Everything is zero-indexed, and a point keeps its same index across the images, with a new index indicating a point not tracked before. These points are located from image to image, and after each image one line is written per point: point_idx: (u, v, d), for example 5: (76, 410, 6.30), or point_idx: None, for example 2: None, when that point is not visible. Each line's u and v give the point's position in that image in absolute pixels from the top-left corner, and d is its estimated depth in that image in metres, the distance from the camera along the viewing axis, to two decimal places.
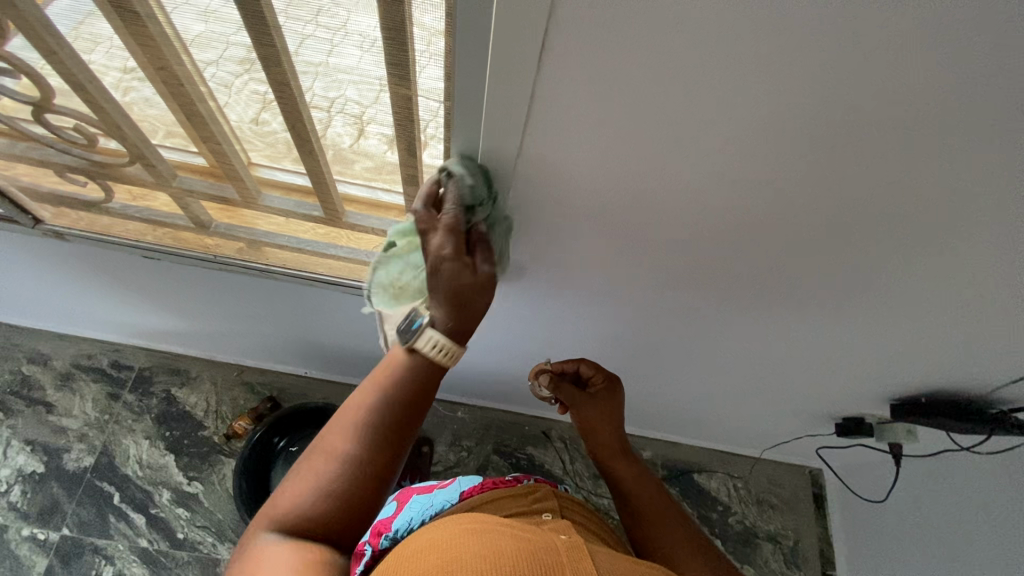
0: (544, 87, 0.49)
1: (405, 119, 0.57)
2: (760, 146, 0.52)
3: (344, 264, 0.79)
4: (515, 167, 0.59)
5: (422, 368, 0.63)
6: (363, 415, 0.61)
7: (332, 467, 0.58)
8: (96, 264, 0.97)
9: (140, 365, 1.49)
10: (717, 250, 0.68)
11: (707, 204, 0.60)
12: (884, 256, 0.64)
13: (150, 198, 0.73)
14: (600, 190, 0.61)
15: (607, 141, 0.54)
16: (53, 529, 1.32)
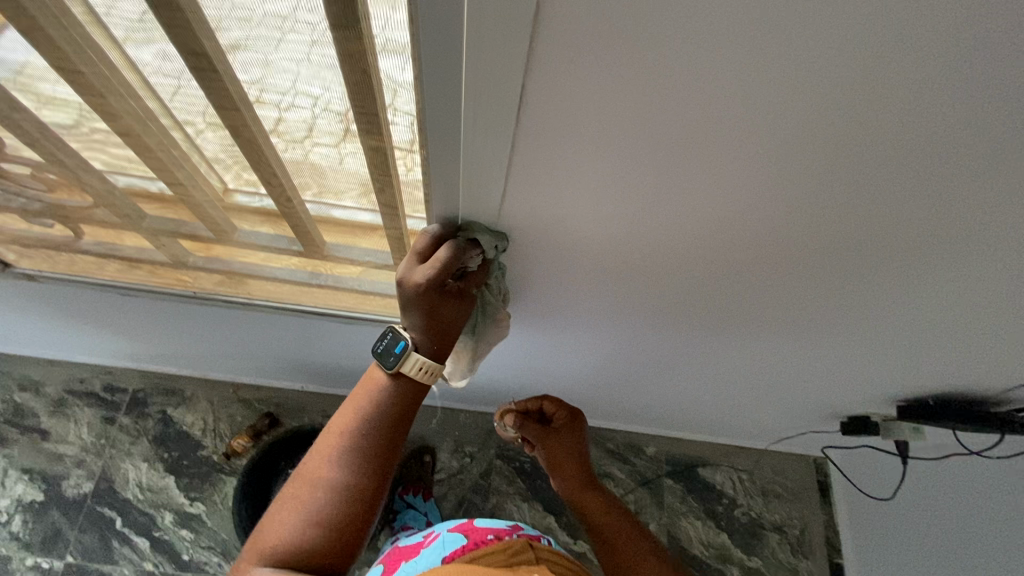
0: (528, 116, 0.46)
1: (378, 153, 0.52)
2: (759, 167, 0.49)
3: (329, 293, 0.77)
4: (502, 197, 0.56)
5: (405, 393, 0.68)
6: (344, 440, 0.66)
7: (318, 490, 0.62)
8: (76, 299, 0.94)
9: (133, 387, 1.46)
10: (716, 266, 0.66)
11: (704, 224, 0.58)
12: (890, 267, 0.61)
13: (119, 236, 0.69)
14: (591, 214, 0.58)
15: (598, 167, 0.51)
16: (57, 558, 1.31)
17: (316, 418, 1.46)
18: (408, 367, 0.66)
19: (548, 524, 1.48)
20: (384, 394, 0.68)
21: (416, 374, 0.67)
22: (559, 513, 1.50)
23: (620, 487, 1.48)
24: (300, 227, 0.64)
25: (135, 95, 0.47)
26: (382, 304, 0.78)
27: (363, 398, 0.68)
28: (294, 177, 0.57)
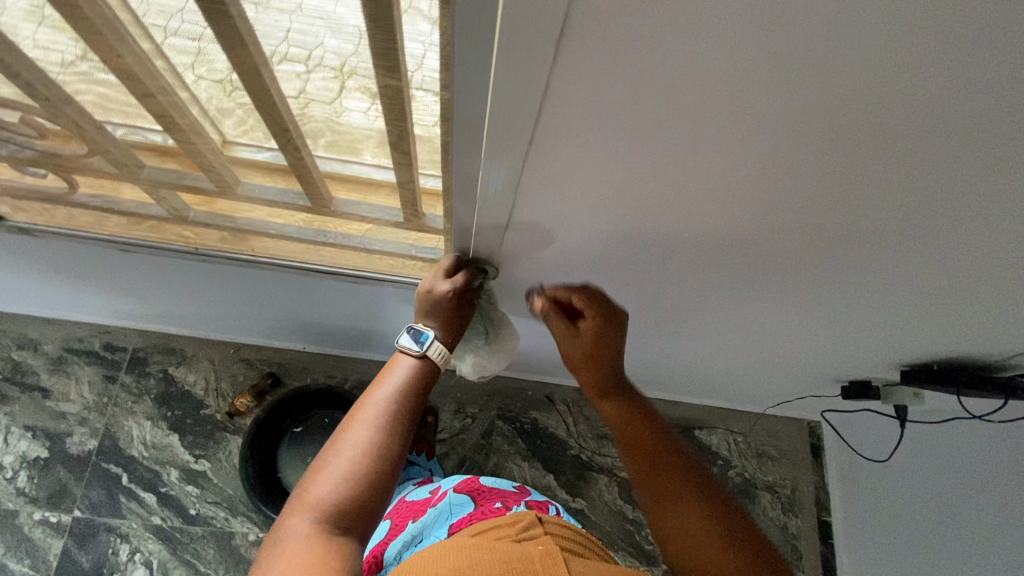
0: (561, 75, 0.41)
1: (395, 114, 0.48)
2: (807, 137, 0.45)
3: (336, 252, 0.76)
4: (525, 161, 0.51)
5: (431, 367, 0.70)
6: (380, 404, 0.65)
7: (355, 449, 0.61)
8: (73, 256, 0.91)
9: (133, 346, 1.45)
10: (740, 233, 0.63)
11: (734, 193, 0.55)
12: (917, 239, 0.60)
13: (117, 189, 0.66)
14: (619, 179, 0.54)
15: (633, 132, 0.46)
16: (65, 512, 1.33)
17: (319, 378, 1.46)
18: (433, 351, 0.70)
19: (547, 483, 1.52)
20: (414, 373, 0.69)
21: (438, 358, 0.70)
22: (558, 472, 1.54)
23: (619, 449, 1.57)
24: (308, 182, 0.60)
25: (131, 41, 0.43)
26: (389, 264, 0.78)
27: (390, 374, 0.69)
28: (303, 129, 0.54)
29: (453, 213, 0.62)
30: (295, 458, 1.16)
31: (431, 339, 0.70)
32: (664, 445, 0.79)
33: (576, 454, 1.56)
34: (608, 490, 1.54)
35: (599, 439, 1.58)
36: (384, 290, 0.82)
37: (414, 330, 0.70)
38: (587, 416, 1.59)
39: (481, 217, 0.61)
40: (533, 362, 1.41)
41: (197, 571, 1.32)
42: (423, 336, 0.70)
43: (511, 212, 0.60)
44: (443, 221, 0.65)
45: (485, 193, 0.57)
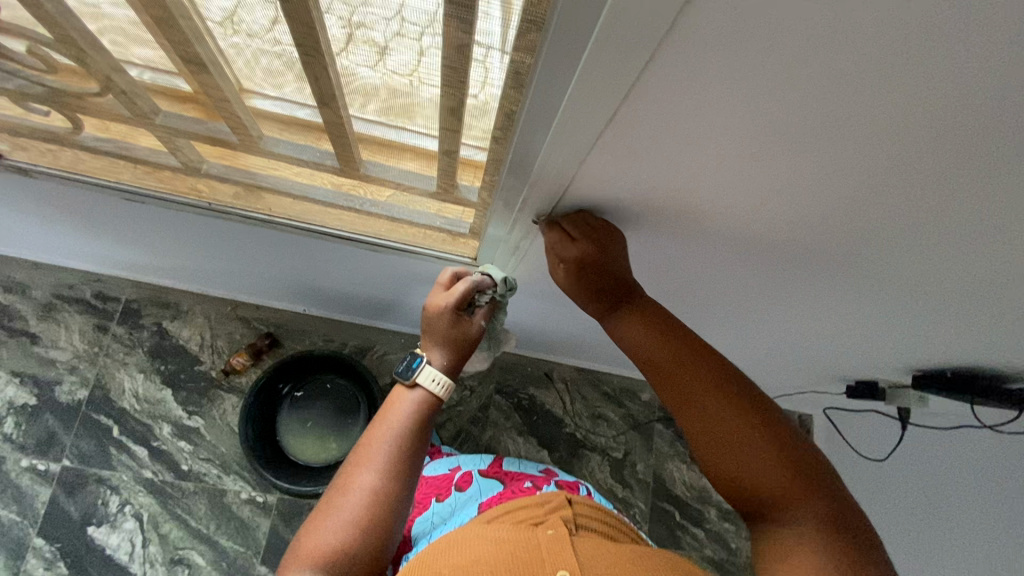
0: (666, 52, 0.36)
1: (455, 82, 0.44)
2: (906, 132, 0.43)
3: (356, 218, 0.72)
4: (594, 147, 0.47)
5: (425, 403, 0.65)
6: (386, 445, 0.61)
7: (356, 500, 0.58)
8: (73, 201, 0.86)
9: (126, 297, 1.41)
10: (792, 231, 0.60)
11: (805, 189, 0.52)
12: (968, 250, 0.58)
13: (131, 135, 0.61)
14: (690, 170, 0.50)
15: (723, 118, 0.42)
16: (53, 460, 1.31)
17: (318, 341, 1.44)
18: (423, 377, 0.65)
19: (541, 458, 1.53)
20: (418, 413, 0.64)
21: (432, 386, 0.65)
22: (552, 449, 1.54)
23: (613, 429, 1.58)
24: (341, 143, 0.56)
25: None
26: (411, 235, 0.74)
27: (396, 412, 0.64)
28: (344, 92, 0.48)
29: (495, 196, 0.59)
30: (295, 423, 1.17)
31: (424, 363, 0.66)
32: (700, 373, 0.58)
33: (571, 432, 1.57)
34: (599, 469, 1.55)
35: (594, 419, 1.59)
36: (404, 258, 0.79)
37: (408, 355, 0.67)
38: (584, 396, 1.59)
39: (525, 202, 0.58)
40: (538, 340, 1.40)
41: (187, 526, 1.32)
42: (416, 361, 0.66)
43: (562, 196, 0.57)
44: (485, 201, 0.62)
45: (538, 178, 0.53)
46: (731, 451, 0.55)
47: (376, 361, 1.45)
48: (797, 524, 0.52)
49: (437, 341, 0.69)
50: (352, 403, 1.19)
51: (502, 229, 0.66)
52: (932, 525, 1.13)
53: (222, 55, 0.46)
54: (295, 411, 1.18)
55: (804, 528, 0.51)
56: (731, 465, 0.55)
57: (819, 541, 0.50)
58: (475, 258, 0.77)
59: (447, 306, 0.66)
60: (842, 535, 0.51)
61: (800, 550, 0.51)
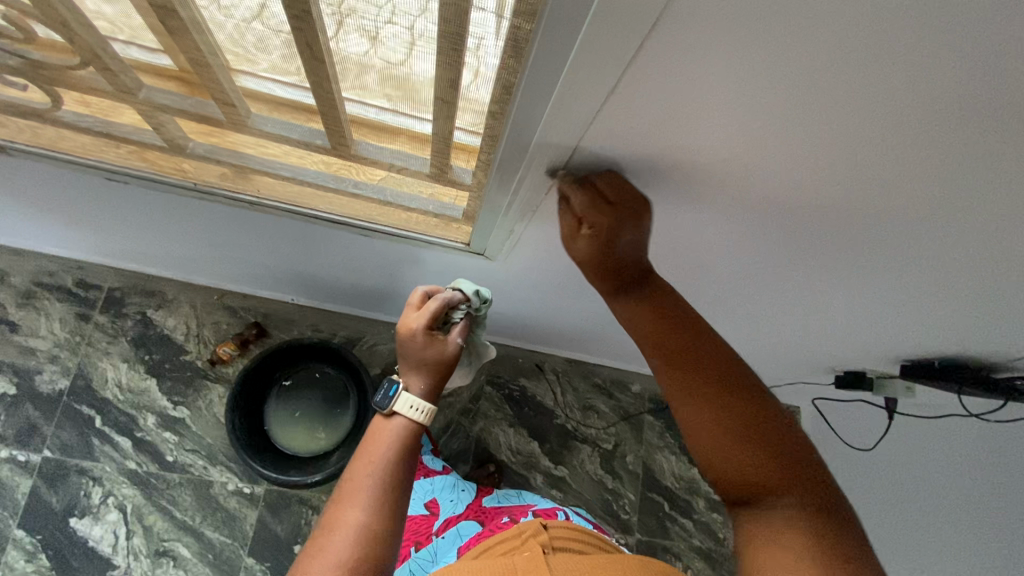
0: (672, 18, 0.35)
1: (451, 59, 0.43)
2: (909, 109, 0.42)
3: (347, 201, 0.71)
4: (596, 115, 0.45)
5: (406, 429, 0.64)
6: (371, 476, 0.60)
7: (344, 538, 0.55)
8: (52, 181, 0.84)
9: (109, 285, 1.37)
10: (790, 215, 0.60)
11: (804, 166, 0.51)
12: (956, 241, 0.59)
13: (114, 111, 0.59)
14: (692, 141, 0.49)
15: (729, 85, 0.41)
16: (34, 451, 1.28)
17: (306, 331, 1.42)
18: (401, 406, 0.64)
19: (531, 450, 1.53)
20: (400, 441, 0.63)
21: (411, 413, 0.64)
22: (543, 440, 1.55)
23: (603, 420, 1.59)
24: (332, 122, 0.54)
25: None
26: (403, 219, 0.73)
27: (378, 443, 0.63)
28: (335, 68, 0.46)
29: (489, 180, 0.58)
30: (283, 412, 1.16)
31: (401, 391, 0.65)
32: (690, 358, 0.59)
33: (562, 424, 1.57)
34: (590, 460, 1.55)
35: (585, 410, 1.59)
36: (395, 242, 0.77)
37: (385, 383, 0.66)
38: (575, 387, 1.59)
39: (520, 185, 0.58)
40: (530, 330, 1.39)
41: (173, 518, 1.30)
42: (392, 390, 0.65)
43: (560, 170, 0.55)
44: (478, 184, 0.61)
45: (538, 154, 0.51)
46: (722, 435, 0.55)
47: (366, 351, 1.43)
48: (783, 507, 0.52)
49: (413, 368, 0.68)
50: (342, 394, 1.18)
51: (496, 212, 0.65)
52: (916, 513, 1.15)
53: (209, 28, 0.44)
54: (283, 402, 1.16)
55: (791, 512, 0.52)
56: (723, 450, 0.55)
57: (807, 525, 0.51)
58: (468, 243, 0.76)
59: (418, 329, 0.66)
60: (827, 520, 0.51)
61: (786, 532, 0.51)
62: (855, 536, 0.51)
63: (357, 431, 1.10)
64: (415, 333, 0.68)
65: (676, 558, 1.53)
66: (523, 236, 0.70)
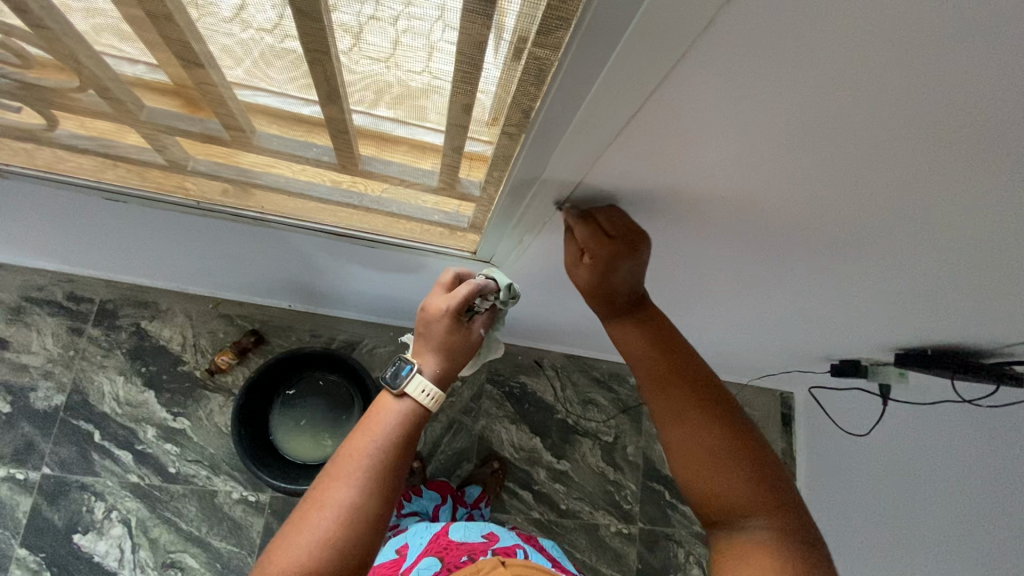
0: (688, 63, 0.36)
1: (466, 82, 0.43)
2: (920, 142, 0.42)
3: (352, 213, 0.70)
4: (615, 137, 0.45)
5: (411, 415, 0.62)
6: (369, 456, 0.57)
7: (330, 518, 0.54)
8: (45, 199, 0.82)
9: (101, 298, 1.35)
10: (793, 229, 0.61)
11: (810, 189, 0.52)
12: (953, 251, 0.61)
13: (113, 132, 0.58)
14: (704, 166, 0.49)
15: (747, 117, 0.41)
16: (32, 469, 1.27)
17: (305, 337, 1.41)
18: (413, 389, 0.62)
19: (534, 445, 1.55)
20: (404, 423, 0.61)
21: (422, 398, 0.62)
22: (544, 435, 1.57)
23: (603, 413, 1.60)
24: (342, 139, 0.54)
25: None
26: (409, 230, 0.73)
27: (381, 423, 0.61)
28: (348, 90, 0.46)
29: (500, 198, 0.59)
30: (287, 420, 1.15)
31: (414, 372, 0.63)
32: (683, 386, 0.64)
33: (563, 418, 1.59)
34: (591, 453, 1.58)
35: (584, 404, 1.60)
36: (402, 252, 0.77)
37: (397, 361, 0.64)
38: (574, 381, 1.60)
39: (530, 201, 0.58)
40: (530, 329, 1.40)
41: (178, 529, 1.30)
42: (406, 369, 0.63)
43: (572, 187, 0.55)
44: (488, 199, 0.62)
45: (552, 170, 0.51)
46: (706, 459, 0.60)
47: (366, 355, 1.43)
48: (755, 529, 0.57)
49: (430, 350, 0.67)
50: (346, 398, 1.18)
51: (506, 223, 0.65)
52: (908, 498, 1.19)
53: (216, 53, 0.43)
54: (287, 411, 1.16)
55: (763, 534, 0.56)
56: (706, 473, 0.60)
57: (776, 547, 0.55)
58: (475, 252, 0.76)
59: (449, 312, 0.65)
60: (796, 545, 0.55)
61: (757, 552, 0.55)
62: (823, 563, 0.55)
63: None
64: (444, 313, 0.68)
65: (678, 545, 1.57)
66: (530, 245, 0.71)
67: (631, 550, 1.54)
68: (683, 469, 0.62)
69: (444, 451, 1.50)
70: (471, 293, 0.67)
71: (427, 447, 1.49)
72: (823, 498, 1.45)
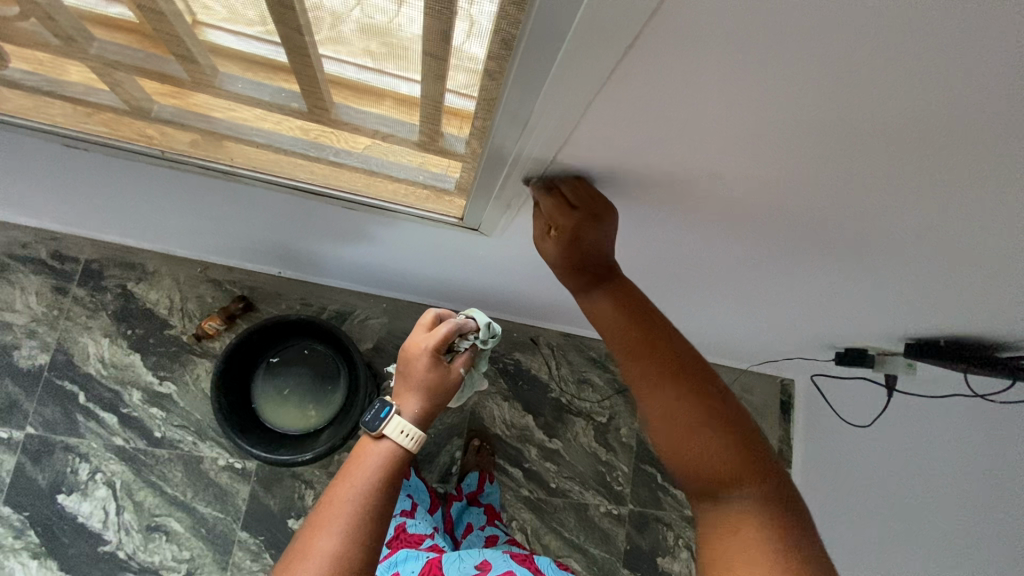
0: (677, 3, 0.32)
1: (440, 14, 0.38)
2: (949, 103, 0.37)
3: (330, 169, 0.65)
4: (602, 86, 0.40)
5: (390, 453, 0.63)
6: (352, 504, 0.58)
7: (315, 566, 0.54)
8: (11, 145, 0.77)
9: (86, 257, 1.31)
10: (804, 210, 0.56)
11: (827, 162, 0.46)
12: (974, 242, 0.56)
13: (64, 68, 0.53)
14: (701, 127, 0.44)
15: (761, 56, 0.35)
16: (16, 428, 1.25)
17: (295, 305, 1.38)
18: (390, 429, 0.64)
19: (525, 423, 1.53)
20: (385, 465, 0.62)
21: (401, 438, 0.64)
22: (537, 413, 1.54)
23: (598, 393, 1.57)
24: (308, 82, 0.49)
25: None
26: (391, 191, 0.68)
27: (362, 470, 0.62)
28: (307, 20, 0.41)
29: (483, 161, 0.55)
30: (272, 391, 1.13)
31: (392, 414, 0.65)
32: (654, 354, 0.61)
33: (557, 397, 1.55)
34: (584, 433, 1.55)
35: (579, 384, 1.57)
36: (385, 218, 0.73)
37: (377, 404, 0.66)
38: (569, 361, 1.57)
39: (513, 165, 0.54)
40: (526, 306, 1.36)
41: (164, 493, 1.28)
42: (384, 411, 0.65)
43: (559, 148, 0.50)
44: (472, 161, 0.57)
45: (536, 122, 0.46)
46: (684, 430, 0.57)
47: (357, 326, 1.40)
48: (740, 500, 0.54)
49: (410, 391, 0.69)
50: (333, 369, 1.15)
51: (490, 187, 0.60)
52: (904, 491, 1.16)
53: None
54: (272, 381, 1.13)
55: (748, 503, 0.53)
56: (686, 444, 0.57)
57: (760, 516, 0.53)
58: (461, 217, 0.71)
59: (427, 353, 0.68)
60: (780, 515, 0.53)
61: (742, 523, 0.53)
62: (805, 531, 0.53)
63: (351, 407, 1.08)
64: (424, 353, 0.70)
65: (667, 528, 1.55)
66: (517, 211, 0.66)
67: (620, 531, 1.53)
68: (662, 440, 0.59)
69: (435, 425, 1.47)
70: (450, 334, 0.70)
71: None
72: (817, 488, 1.43)
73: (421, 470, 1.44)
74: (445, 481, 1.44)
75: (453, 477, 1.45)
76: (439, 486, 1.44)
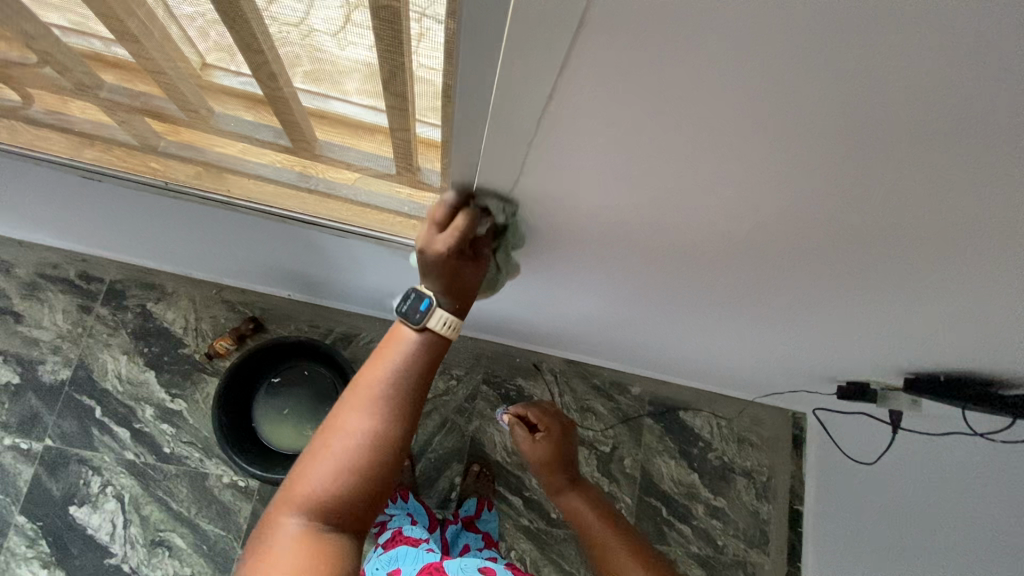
0: (589, 38, 0.35)
1: (393, 50, 0.42)
2: (864, 134, 0.39)
3: (320, 202, 0.69)
4: (544, 111, 0.44)
5: (431, 343, 0.65)
6: (382, 389, 0.62)
7: (347, 443, 0.59)
8: (43, 174, 0.84)
9: (110, 278, 1.39)
10: (768, 239, 0.57)
11: (771, 191, 0.48)
12: (942, 274, 0.56)
13: (78, 107, 0.60)
14: (642, 154, 0.47)
15: (679, 86, 0.38)
16: (36, 440, 1.31)
17: (303, 327, 1.42)
18: (433, 323, 0.64)
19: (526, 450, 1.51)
20: (418, 350, 0.65)
21: (441, 329, 0.64)
22: None
23: (601, 422, 1.50)
24: (290, 117, 0.54)
25: None
26: (378, 219, 0.71)
27: (392, 356, 0.64)
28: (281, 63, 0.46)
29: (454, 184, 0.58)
30: (273, 408, 1.16)
31: (432, 306, 0.63)
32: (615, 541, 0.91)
33: None
34: (585, 462, 1.47)
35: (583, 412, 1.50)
36: (373, 247, 0.76)
37: (412, 296, 0.64)
38: (573, 388, 1.52)
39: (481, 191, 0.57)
40: (527, 332, 1.38)
41: (169, 508, 1.32)
42: (422, 304, 0.64)
43: (520, 173, 0.54)
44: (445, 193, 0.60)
45: (493, 139, 0.49)
46: None
47: (361, 349, 1.43)
48: None
49: (437, 281, 0.64)
50: (331, 389, 1.17)
51: None
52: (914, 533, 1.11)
53: (148, 23, 0.43)
54: (273, 399, 1.17)
55: None
56: None
57: None
58: None
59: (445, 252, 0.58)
60: None
61: None
62: None
63: None
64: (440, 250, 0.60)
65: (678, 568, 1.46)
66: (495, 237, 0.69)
67: None
68: None
69: (436, 448, 1.48)
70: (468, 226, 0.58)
71: (418, 445, 1.48)
72: (829, 527, 1.38)
73: (421, 494, 1.44)
74: (444, 507, 1.44)
75: (452, 503, 1.44)
76: (438, 511, 1.43)
